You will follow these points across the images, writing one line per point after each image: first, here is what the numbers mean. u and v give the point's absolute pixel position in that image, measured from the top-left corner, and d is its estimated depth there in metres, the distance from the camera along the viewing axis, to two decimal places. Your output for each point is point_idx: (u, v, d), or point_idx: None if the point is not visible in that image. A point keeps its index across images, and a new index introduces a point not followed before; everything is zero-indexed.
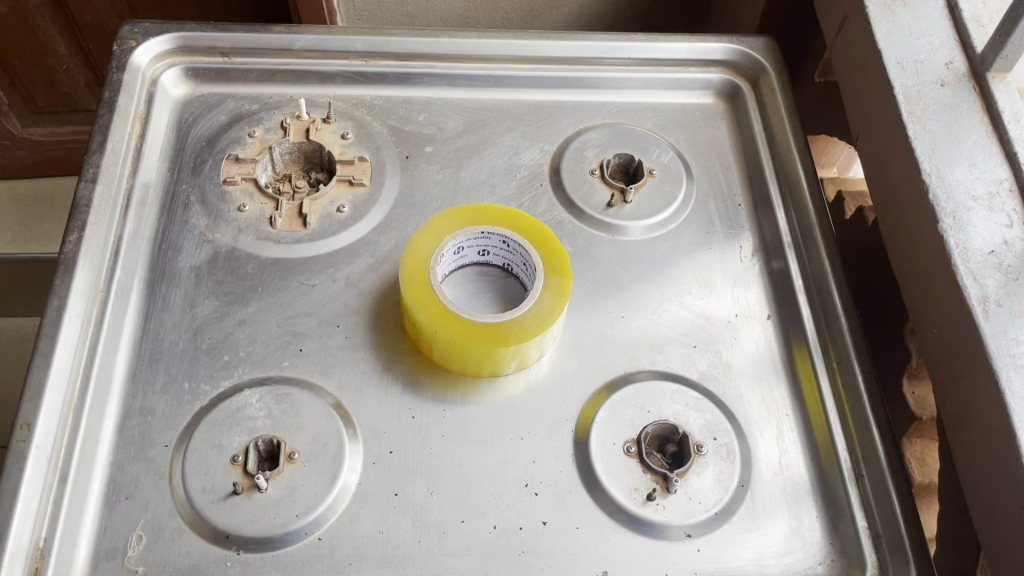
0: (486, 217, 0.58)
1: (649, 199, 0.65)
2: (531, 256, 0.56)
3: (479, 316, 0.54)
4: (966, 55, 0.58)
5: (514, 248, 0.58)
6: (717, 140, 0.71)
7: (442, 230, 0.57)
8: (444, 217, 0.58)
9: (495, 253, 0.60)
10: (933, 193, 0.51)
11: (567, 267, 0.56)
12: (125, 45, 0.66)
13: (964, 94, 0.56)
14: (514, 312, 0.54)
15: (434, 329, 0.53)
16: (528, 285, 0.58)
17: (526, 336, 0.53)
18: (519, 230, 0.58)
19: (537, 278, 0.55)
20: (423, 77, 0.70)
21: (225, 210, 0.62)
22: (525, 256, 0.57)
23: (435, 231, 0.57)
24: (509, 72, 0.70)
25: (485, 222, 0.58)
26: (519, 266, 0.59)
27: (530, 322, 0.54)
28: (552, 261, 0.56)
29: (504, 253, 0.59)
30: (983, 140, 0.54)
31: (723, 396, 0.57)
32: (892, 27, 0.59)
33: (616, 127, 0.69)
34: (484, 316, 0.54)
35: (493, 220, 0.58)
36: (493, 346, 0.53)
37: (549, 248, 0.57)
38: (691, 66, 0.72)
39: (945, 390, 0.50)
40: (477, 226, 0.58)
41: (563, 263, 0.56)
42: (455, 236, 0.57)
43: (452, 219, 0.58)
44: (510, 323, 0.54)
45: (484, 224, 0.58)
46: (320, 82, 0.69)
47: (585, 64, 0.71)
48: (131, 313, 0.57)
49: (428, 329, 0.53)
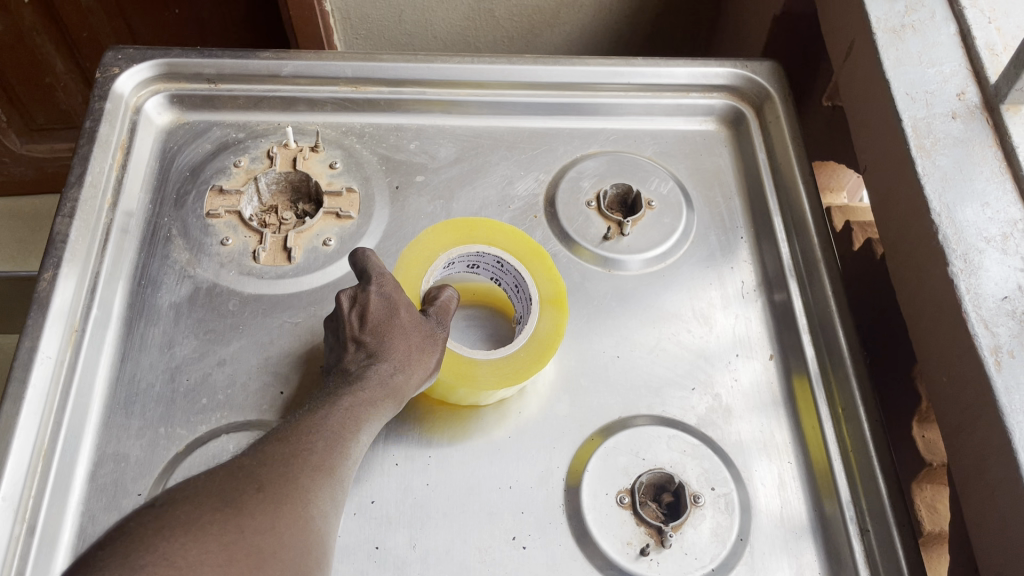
0: (482, 233, 0.56)
1: (647, 232, 0.63)
2: (527, 282, 0.55)
3: (473, 351, 0.52)
4: (979, 86, 0.54)
5: (508, 269, 0.56)
6: (719, 169, 0.68)
7: (435, 247, 0.55)
8: (437, 229, 0.56)
9: (490, 270, 0.58)
10: (943, 233, 0.49)
11: (563, 304, 0.54)
12: (108, 72, 0.64)
13: (975, 128, 0.53)
14: (510, 346, 0.53)
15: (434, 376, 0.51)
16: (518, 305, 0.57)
17: (524, 376, 0.52)
18: (515, 252, 0.56)
19: (533, 307, 0.54)
20: (415, 104, 0.68)
21: (207, 243, 0.60)
22: (519, 281, 0.56)
23: (431, 244, 0.55)
24: (504, 99, 0.68)
25: (481, 240, 0.56)
26: (510, 285, 0.57)
27: (527, 358, 0.52)
28: (547, 302, 0.54)
29: (495, 271, 0.58)
30: (996, 176, 0.51)
31: (722, 441, 0.55)
32: (900, 55, 0.56)
33: (615, 156, 0.67)
34: (475, 351, 0.52)
35: (491, 234, 0.56)
36: (465, 384, 0.51)
37: (544, 273, 0.55)
38: (693, 91, 0.70)
39: (955, 441, 0.47)
40: (474, 244, 0.56)
41: (557, 307, 0.54)
42: (449, 255, 0.55)
43: (446, 234, 0.56)
44: (491, 362, 0.52)
45: (478, 241, 0.56)
46: (309, 108, 0.67)
47: (585, 90, 0.69)
48: (108, 354, 0.55)
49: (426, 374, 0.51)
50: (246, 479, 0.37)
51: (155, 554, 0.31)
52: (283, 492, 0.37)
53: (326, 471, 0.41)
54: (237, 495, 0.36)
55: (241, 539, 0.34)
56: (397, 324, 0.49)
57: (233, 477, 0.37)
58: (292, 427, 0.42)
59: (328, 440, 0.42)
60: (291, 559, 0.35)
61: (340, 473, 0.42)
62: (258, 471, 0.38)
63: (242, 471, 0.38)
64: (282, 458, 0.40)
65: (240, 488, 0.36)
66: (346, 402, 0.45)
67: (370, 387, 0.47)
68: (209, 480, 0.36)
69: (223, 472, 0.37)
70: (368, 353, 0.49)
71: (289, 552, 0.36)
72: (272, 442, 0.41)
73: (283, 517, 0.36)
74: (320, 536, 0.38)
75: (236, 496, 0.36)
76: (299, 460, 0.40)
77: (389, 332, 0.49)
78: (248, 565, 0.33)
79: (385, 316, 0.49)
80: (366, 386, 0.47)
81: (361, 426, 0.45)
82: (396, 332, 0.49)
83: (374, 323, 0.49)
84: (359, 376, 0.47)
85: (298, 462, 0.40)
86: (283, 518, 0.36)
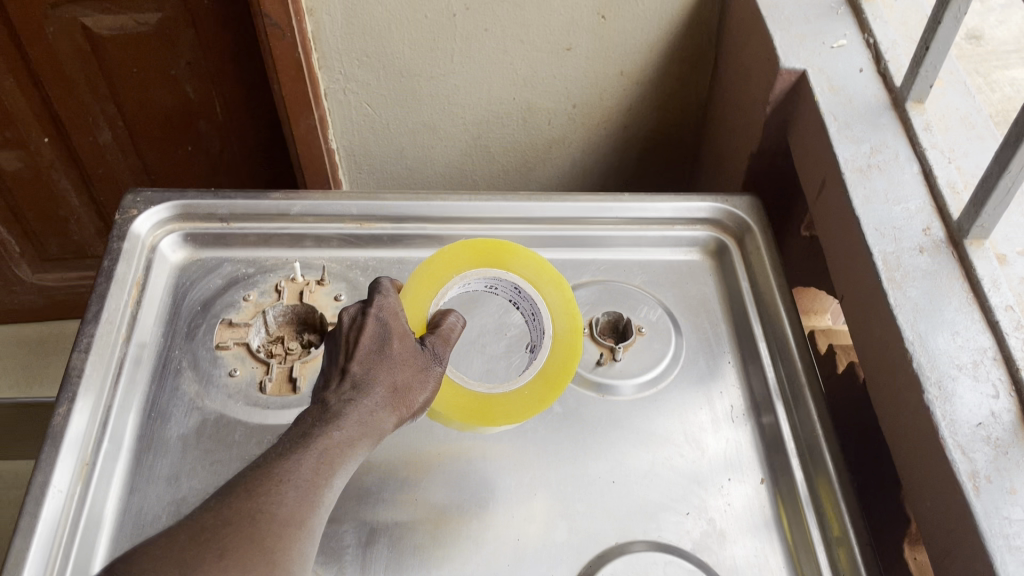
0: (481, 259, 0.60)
1: (638, 357, 0.66)
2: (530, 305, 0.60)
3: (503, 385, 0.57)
4: (943, 221, 0.58)
5: (515, 289, 0.61)
6: (705, 296, 0.71)
7: (448, 273, 0.59)
8: (445, 261, 0.60)
9: (502, 290, 0.62)
10: (917, 362, 0.51)
11: (575, 342, 0.58)
12: (126, 214, 0.68)
13: (943, 261, 0.56)
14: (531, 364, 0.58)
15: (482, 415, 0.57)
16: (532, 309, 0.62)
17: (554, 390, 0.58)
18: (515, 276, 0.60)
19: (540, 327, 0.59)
20: (416, 238, 0.72)
21: (215, 374, 0.62)
22: (526, 302, 0.61)
23: (447, 265, 0.59)
24: (500, 232, 0.72)
25: (493, 266, 0.60)
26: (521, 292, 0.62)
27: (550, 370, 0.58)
28: (565, 338, 0.59)
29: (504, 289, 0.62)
30: (965, 306, 0.54)
31: (717, 566, 0.55)
32: (868, 193, 0.60)
33: (605, 285, 0.70)
34: (473, 385, 0.57)
35: (504, 258, 0.60)
36: (484, 423, 0.56)
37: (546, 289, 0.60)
38: (678, 223, 0.74)
39: (944, 565, 0.48)
40: (488, 269, 0.60)
41: (574, 344, 0.59)
42: (462, 277, 0.59)
43: (454, 262, 0.60)
44: (498, 396, 0.57)
45: (480, 270, 0.60)
46: (316, 244, 0.71)
47: (576, 224, 0.73)
48: (117, 487, 0.57)
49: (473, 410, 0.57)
50: (206, 543, 0.39)
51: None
52: (242, 553, 0.39)
53: (295, 527, 0.42)
54: (195, 565, 0.38)
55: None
56: (384, 355, 0.50)
57: (194, 541, 0.39)
58: (265, 471, 0.43)
59: (300, 488, 0.43)
60: None
61: (309, 522, 0.42)
62: (222, 532, 0.39)
63: (205, 535, 0.39)
64: (249, 514, 0.41)
65: (200, 555, 0.38)
66: (322, 439, 0.45)
67: (349, 423, 0.47)
68: (171, 548, 0.38)
69: (184, 537, 0.39)
70: (353, 382, 0.49)
71: None
72: (240, 491, 0.42)
73: None
74: None
75: (195, 565, 0.38)
76: (265, 516, 0.41)
77: (376, 364, 0.50)
78: None
79: (374, 347, 0.50)
80: (345, 423, 0.47)
81: (336, 468, 0.45)
82: (382, 364, 0.50)
83: (363, 352, 0.50)
84: (341, 411, 0.47)
85: (264, 520, 0.41)
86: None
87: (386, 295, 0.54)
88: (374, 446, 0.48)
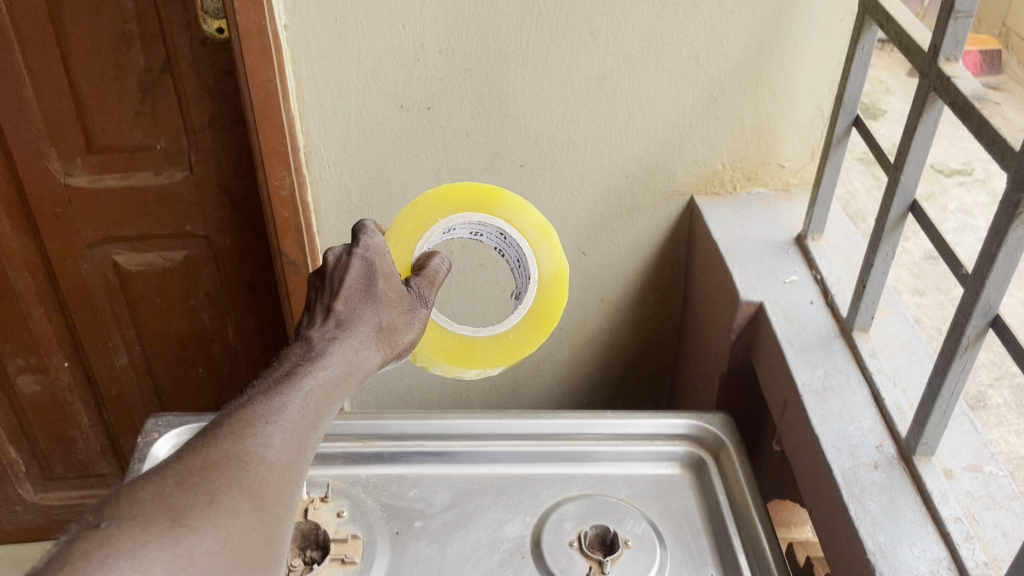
0: (474, 198, 0.63)
1: (625, 569, 0.69)
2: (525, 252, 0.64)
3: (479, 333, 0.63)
4: (894, 439, 0.64)
5: (509, 241, 0.64)
6: (686, 509, 0.75)
7: (439, 205, 0.62)
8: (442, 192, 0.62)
9: (488, 236, 0.65)
10: (880, 572, 0.55)
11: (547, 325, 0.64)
12: (148, 437, 0.74)
13: (896, 477, 0.61)
14: (510, 322, 0.64)
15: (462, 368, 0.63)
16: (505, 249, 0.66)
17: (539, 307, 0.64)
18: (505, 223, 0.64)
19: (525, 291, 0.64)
20: (414, 455, 0.77)
21: None
22: (517, 254, 0.64)
23: (434, 208, 0.62)
24: (494, 448, 0.78)
25: (480, 210, 0.63)
26: (509, 254, 0.65)
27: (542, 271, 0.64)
28: (545, 285, 0.64)
29: (495, 240, 0.65)
30: (918, 518, 0.58)
31: None
32: (825, 413, 0.66)
33: (593, 499, 0.75)
34: (460, 329, 0.63)
35: (488, 207, 0.63)
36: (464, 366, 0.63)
37: (535, 239, 0.64)
38: (658, 439, 0.80)
39: None
40: (473, 213, 0.63)
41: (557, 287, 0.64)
42: (450, 219, 0.62)
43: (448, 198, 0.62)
44: (482, 340, 0.63)
45: (478, 213, 0.63)
46: (321, 462, 0.77)
47: (564, 439, 0.79)
48: None
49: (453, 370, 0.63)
50: (195, 485, 0.43)
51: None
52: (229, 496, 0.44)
53: (279, 472, 0.47)
54: (188, 509, 0.42)
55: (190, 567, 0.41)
56: (370, 296, 0.55)
57: (183, 485, 0.43)
58: (250, 414, 0.47)
59: (284, 434, 0.48)
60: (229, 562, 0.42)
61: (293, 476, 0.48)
62: (210, 476, 0.44)
63: (194, 477, 0.44)
64: (235, 457, 0.45)
65: (192, 500, 0.43)
66: (309, 392, 0.50)
67: (334, 361, 0.52)
68: (165, 487, 0.43)
69: (173, 479, 0.43)
70: (337, 320, 0.54)
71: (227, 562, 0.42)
72: (228, 435, 0.46)
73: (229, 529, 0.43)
74: (260, 531, 0.44)
75: (186, 513, 0.42)
76: (252, 460, 0.46)
77: (361, 303, 0.55)
78: None
79: (361, 283, 0.55)
80: (327, 370, 0.51)
81: (320, 418, 0.50)
82: (367, 304, 0.55)
83: (350, 288, 0.55)
84: (324, 359, 0.52)
85: (252, 463, 0.46)
86: (232, 536, 0.43)
87: (371, 235, 0.58)
88: (357, 383, 0.53)
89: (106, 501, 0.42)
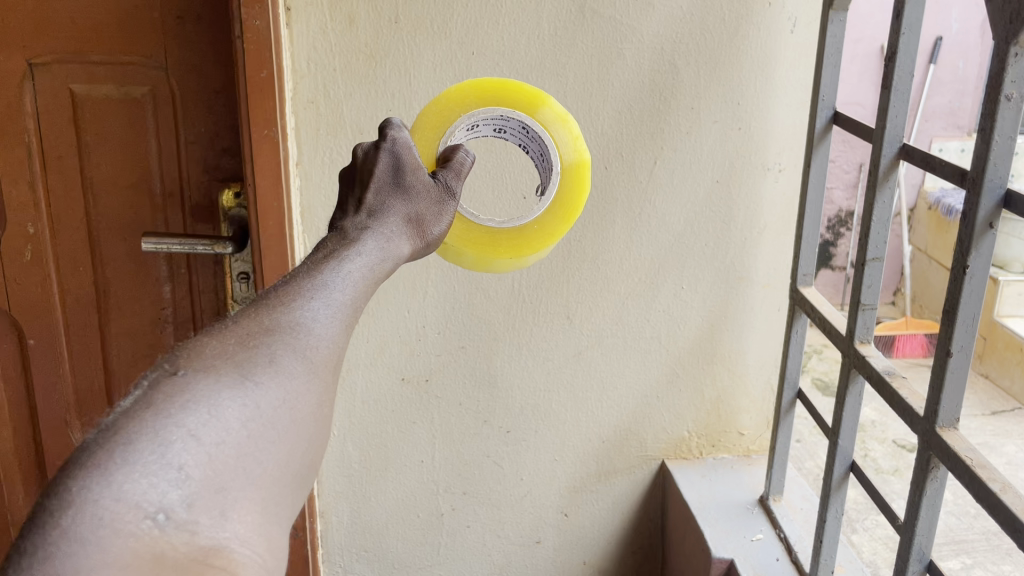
0: (494, 91, 0.58)
1: None
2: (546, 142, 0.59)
3: (509, 225, 0.58)
4: None
5: (531, 133, 0.59)
6: None
7: (458, 103, 0.57)
8: (461, 90, 0.58)
9: (511, 132, 0.60)
10: None
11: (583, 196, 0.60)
12: None
13: None
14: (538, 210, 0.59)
15: (488, 257, 0.58)
16: (534, 151, 0.61)
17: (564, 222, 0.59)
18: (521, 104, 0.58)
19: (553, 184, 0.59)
20: None
21: None
22: (541, 145, 0.59)
23: (455, 102, 0.57)
24: None
25: (502, 102, 0.58)
26: (534, 148, 0.61)
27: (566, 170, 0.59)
28: (574, 174, 0.59)
29: (518, 134, 0.60)
30: None
31: None
32: None
33: None
34: (484, 219, 0.57)
35: (514, 102, 0.58)
36: (493, 256, 0.58)
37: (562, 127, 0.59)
38: None
39: None
40: (495, 106, 0.58)
41: (581, 174, 0.59)
42: (471, 113, 0.57)
43: (468, 94, 0.58)
44: (509, 233, 0.58)
45: (502, 104, 0.58)
46: None
47: None
48: None
49: (480, 259, 0.58)
50: (248, 344, 0.36)
51: (184, 430, 0.32)
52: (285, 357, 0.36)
53: (326, 351, 0.38)
54: (250, 365, 0.35)
55: (259, 417, 0.34)
56: (401, 187, 0.47)
57: (245, 343, 0.36)
58: (291, 289, 0.39)
59: (327, 311, 0.39)
60: (298, 440, 0.36)
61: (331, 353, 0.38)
62: (269, 340, 0.37)
63: (256, 338, 0.36)
64: (287, 324, 0.37)
65: (253, 358, 0.35)
66: (348, 267, 0.41)
67: (369, 247, 0.43)
68: (215, 351, 0.35)
69: (233, 339, 0.36)
70: (368, 212, 0.46)
71: (297, 433, 0.36)
72: (269, 309, 0.38)
73: (294, 387, 0.36)
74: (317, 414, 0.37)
75: (251, 367, 0.35)
76: (297, 332, 0.37)
77: (392, 194, 0.47)
78: (274, 441, 0.35)
79: (391, 175, 0.47)
80: (363, 248, 0.43)
81: (358, 296, 0.41)
82: (398, 196, 0.47)
83: (380, 179, 0.47)
84: (359, 241, 0.43)
85: (302, 332, 0.38)
86: (294, 394, 0.36)
87: (399, 131, 0.50)
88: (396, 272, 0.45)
89: (170, 355, 0.35)
